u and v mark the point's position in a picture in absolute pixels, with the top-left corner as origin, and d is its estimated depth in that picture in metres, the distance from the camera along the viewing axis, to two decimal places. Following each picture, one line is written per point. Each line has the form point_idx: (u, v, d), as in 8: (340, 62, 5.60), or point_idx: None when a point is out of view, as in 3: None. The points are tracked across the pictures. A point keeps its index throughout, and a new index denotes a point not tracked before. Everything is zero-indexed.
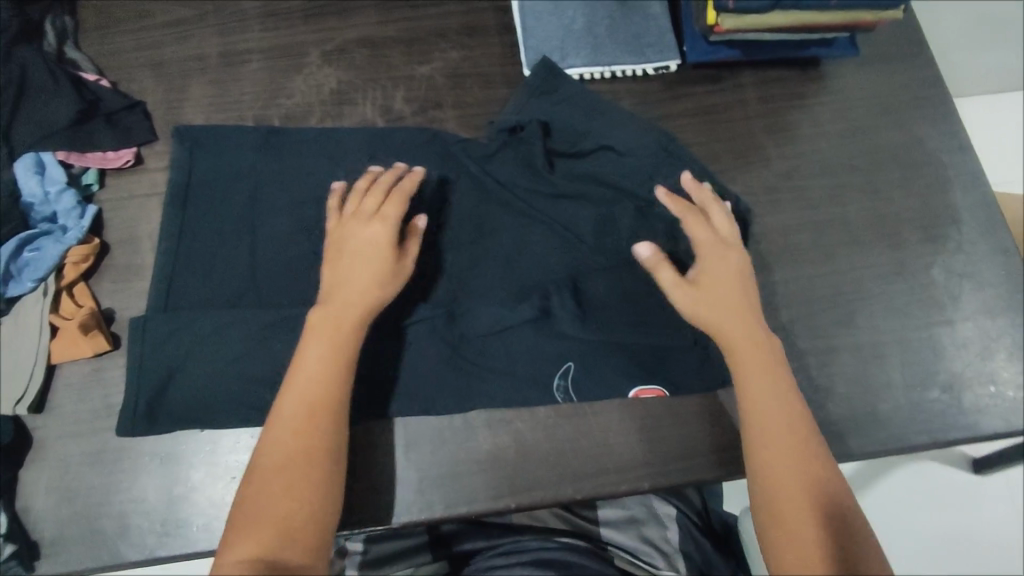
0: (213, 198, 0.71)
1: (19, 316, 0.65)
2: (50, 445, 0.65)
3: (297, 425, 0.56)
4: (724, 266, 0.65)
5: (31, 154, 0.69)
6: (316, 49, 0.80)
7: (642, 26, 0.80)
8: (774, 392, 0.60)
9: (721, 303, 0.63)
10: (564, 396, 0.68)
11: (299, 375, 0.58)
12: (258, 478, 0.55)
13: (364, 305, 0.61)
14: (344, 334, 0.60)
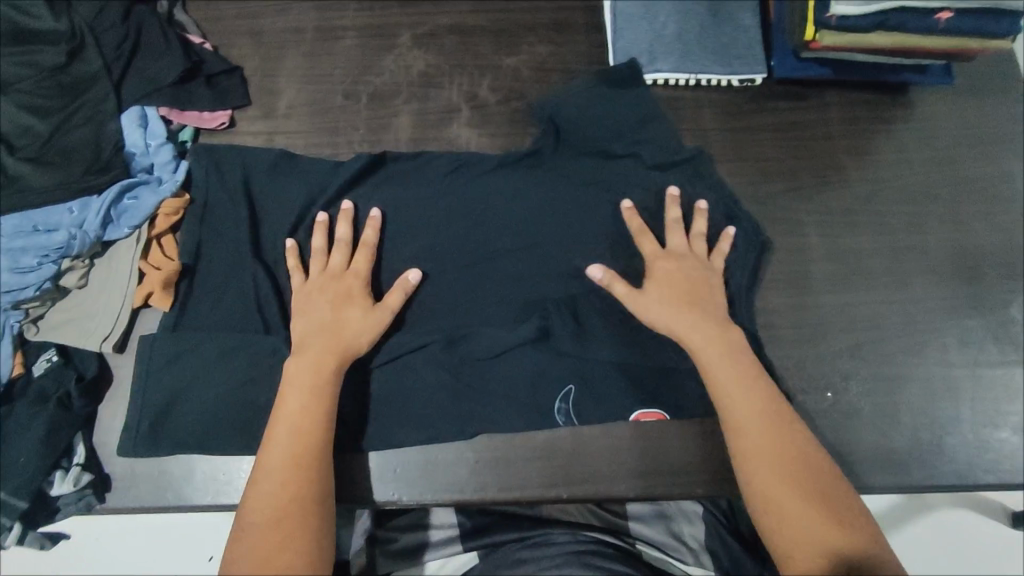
0: (304, 170, 0.74)
1: (113, 260, 0.68)
2: (129, 385, 0.68)
3: (294, 459, 0.57)
4: (677, 284, 0.67)
5: (137, 107, 0.73)
6: (408, 31, 0.82)
7: (732, 36, 0.80)
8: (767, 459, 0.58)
9: (719, 368, 0.63)
10: (566, 419, 0.68)
11: (281, 421, 0.59)
12: (253, 527, 0.54)
13: (342, 347, 0.64)
14: (327, 371, 0.62)
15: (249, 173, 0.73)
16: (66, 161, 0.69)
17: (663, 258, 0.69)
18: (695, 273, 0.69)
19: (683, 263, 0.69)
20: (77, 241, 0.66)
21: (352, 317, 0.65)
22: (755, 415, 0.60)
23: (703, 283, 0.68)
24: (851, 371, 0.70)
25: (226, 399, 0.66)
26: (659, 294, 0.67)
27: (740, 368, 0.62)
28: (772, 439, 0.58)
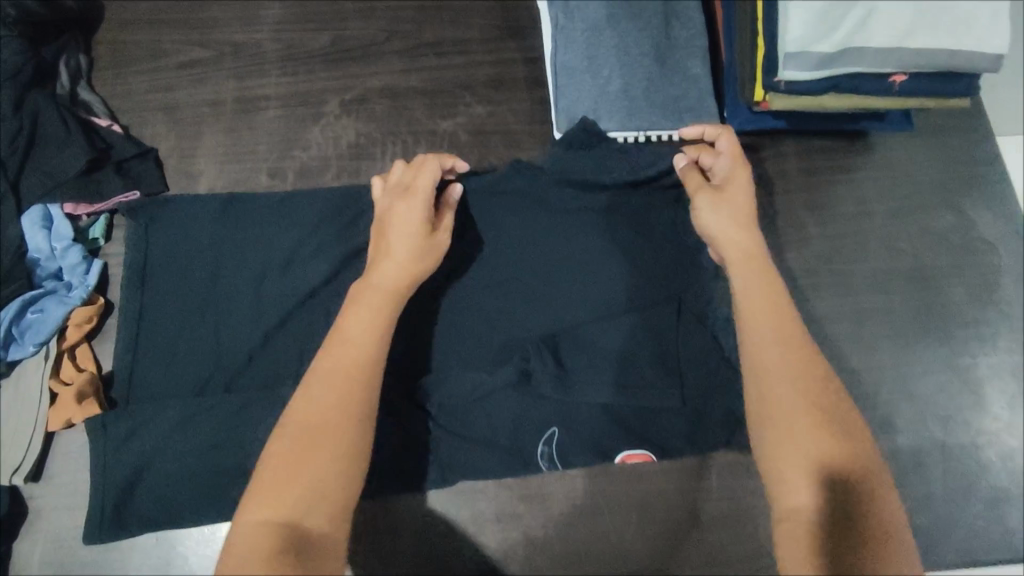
0: (229, 246, 0.69)
1: (20, 382, 0.63)
2: (45, 516, 0.62)
3: (335, 379, 0.50)
4: (740, 199, 0.60)
5: (39, 207, 0.67)
6: (335, 98, 0.77)
7: (681, 87, 0.75)
8: (792, 373, 0.49)
9: (752, 277, 0.55)
10: (549, 465, 0.64)
11: (344, 336, 0.52)
12: (293, 430, 0.47)
13: (413, 271, 0.58)
14: (390, 302, 0.55)
15: (174, 247, 0.69)
16: None
17: (732, 159, 0.62)
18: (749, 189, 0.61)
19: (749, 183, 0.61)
20: None
21: (415, 237, 0.59)
22: (779, 343, 0.51)
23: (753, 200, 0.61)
24: None
25: (154, 510, 0.62)
26: (730, 187, 0.61)
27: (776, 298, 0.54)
28: (794, 377, 0.50)
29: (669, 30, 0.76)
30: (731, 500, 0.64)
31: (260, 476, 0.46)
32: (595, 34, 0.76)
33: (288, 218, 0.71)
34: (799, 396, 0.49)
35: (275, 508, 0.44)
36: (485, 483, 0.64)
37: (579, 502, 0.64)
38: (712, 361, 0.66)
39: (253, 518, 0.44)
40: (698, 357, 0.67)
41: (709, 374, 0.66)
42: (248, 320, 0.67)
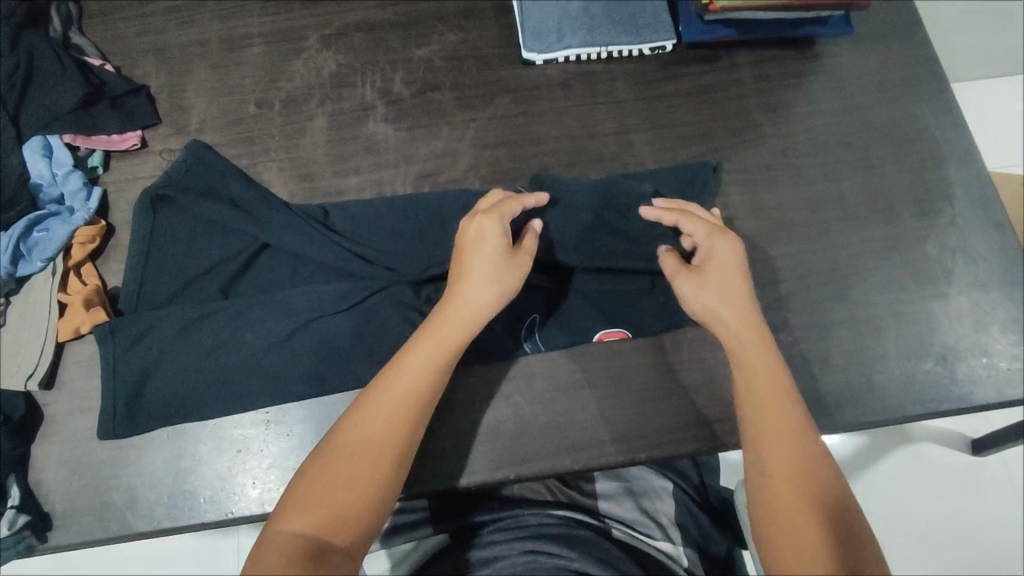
0: (238, 175, 0.72)
1: (30, 296, 0.67)
2: (60, 419, 0.66)
3: (391, 411, 0.55)
4: (725, 271, 0.62)
5: (39, 138, 0.71)
6: (315, 33, 0.81)
7: (637, 6, 0.81)
8: (787, 428, 0.56)
9: (743, 338, 0.60)
10: (533, 347, 0.69)
11: (403, 369, 0.56)
12: (335, 453, 0.53)
13: (482, 309, 0.59)
14: (448, 353, 0.58)
15: (184, 178, 0.71)
16: None
17: (716, 231, 0.64)
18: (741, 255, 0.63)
19: (735, 251, 0.63)
20: None
21: (483, 282, 0.60)
22: (779, 403, 0.57)
23: (744, 267, 0.63)
24: (781, 322, 0.72)
25: (165, 404, 0.65)
26: (707, 276, 0.62)
27: (763, 333, 0.61)
28: (786, 412, 0.57)
29: None
30: (702, 369, 0.69)
31: (294, 488, 0.52)
32: None
33: None
34: (791, 427, 0.56)
35: (303, 521, 0.50)
36: (473, 367, 0.69)
37: (561, 379, 0.69)
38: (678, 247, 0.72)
39: (289, 527, 0.49)
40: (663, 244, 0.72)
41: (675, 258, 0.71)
42: (239, 233, 0.70)
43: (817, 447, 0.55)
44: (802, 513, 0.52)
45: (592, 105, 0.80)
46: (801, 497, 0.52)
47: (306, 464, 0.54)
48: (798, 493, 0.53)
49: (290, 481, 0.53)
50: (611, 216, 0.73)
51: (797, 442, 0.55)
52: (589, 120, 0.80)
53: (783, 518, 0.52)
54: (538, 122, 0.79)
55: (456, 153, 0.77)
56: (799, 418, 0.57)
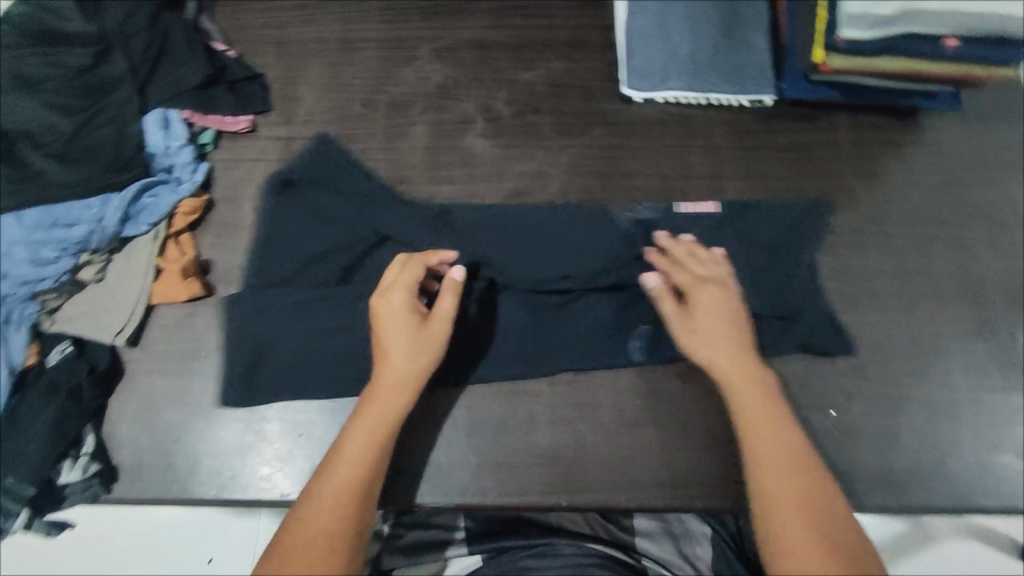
0: (363, 168, 0.77)
1: (130, 256, 0.70)
2: (140, 377, 0.69)
3: (343, 488, 0.56)
4: (718, 317, 0.65)
5: (159, 111, 0.74)
6: (427, 45, 0.85)
7: (744, 58, 0.82)
8: (790, 474, 0.56)
9: (747, 386, 0.61)
10: (645, 355, 0.70)
11: (347, 447, 0.58)
12: (297, 530, 0.54)
13: (410, 377, 0.61)
14: (389, 422, 0.60)
15: (317, 164, 0.76)
16: (89, 158, 0.70)
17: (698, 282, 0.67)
18: (732, 304, 0.67)
19: (721, 304, 0.66)
20: (96, 235, 0.68)
21: (406, 348, 0.61)
22: (783, 449, 0.58)
23: (732, 313, 0.66)
24: (857, 391, 0.70)
25: (242, 378, 0.67)
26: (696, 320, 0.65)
27: (753, 364, 0.63)
28: (781, 437, 0.58)
29: (736, 6, 0.83)
30: None
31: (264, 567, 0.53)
32: (668, 5, 0.83)
33: None
34: (795, 469, 0.57)
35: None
36: (540, 388, 0.69)
37: (625, 413, 0.68)
38: (756, 301, 0.73)
39: None
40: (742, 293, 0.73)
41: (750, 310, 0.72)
42: (365, 224, 0.73)
43: (816, 470, 0.57)
44: (808, 535, 0.53)
45: (687, 147, 0.81)
46: (798, 520, 0.54)
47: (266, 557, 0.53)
48: (801, 516, 0.54)
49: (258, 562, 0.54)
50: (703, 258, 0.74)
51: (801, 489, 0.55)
52: (682, 162, 0.80)
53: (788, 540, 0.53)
54: (631, 158, 0.80)
55: (548, 177, 0.79)
56: (798, 441, 0.58)
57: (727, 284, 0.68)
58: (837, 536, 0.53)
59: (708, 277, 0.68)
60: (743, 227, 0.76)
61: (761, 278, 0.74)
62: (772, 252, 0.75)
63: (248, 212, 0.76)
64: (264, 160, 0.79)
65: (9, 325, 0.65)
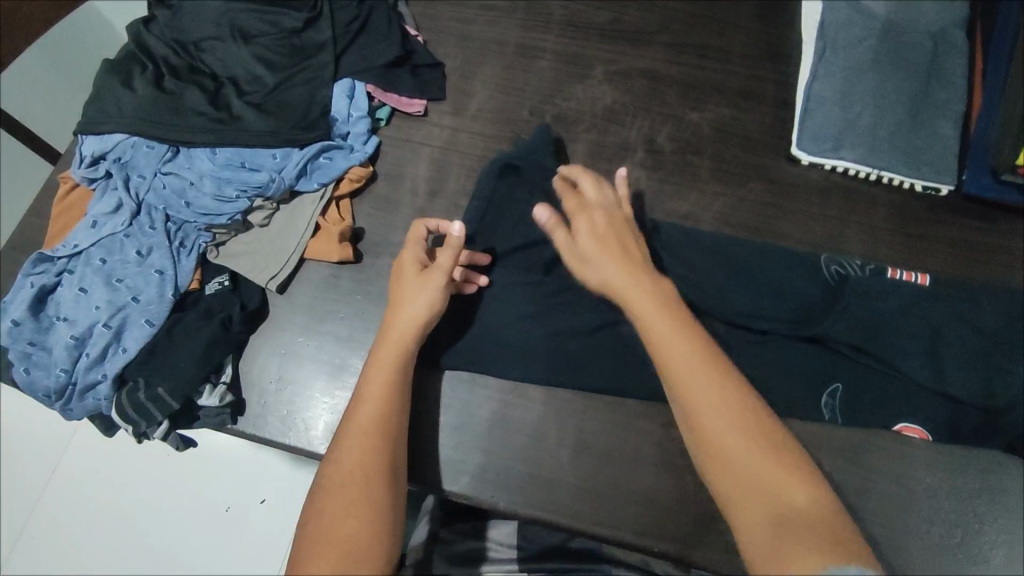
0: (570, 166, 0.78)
1: (295, 209, 0.75)
2: (280, 323, 0.73)
3: (366, 434, 0.57)
4: (605, 235, 0.62)
5: (348, 81, 0.80)
6: (602, 66, 0.86)
7: (927, 142, 0.78)
8: (721, 415, 0.53)
9: (643, 308, 0.58)
10: (831, 415, 0.68)
11: (365, 394, 0.59)
12: (327, 494, 0.54)
13: (419, 322, 0.63)
14: (403, 363, 0.61)
15: (523, 157, 0.78)
16: (281, 113, 0.76)
17: (578, 205, 0.65)
18: (611, 216, 0.65)
19: (588, 224, 0.63)
20: (274, 185, 0.73)
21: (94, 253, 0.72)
22: (708, 385, 0.53)
23: (612, 228, 0.63)
24: (989, 515, 0.65)
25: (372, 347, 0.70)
26: (583, 247, 0.62)
27: (647, 282, 0.60)
28: (683, 338, 0.56)
29: (929, 87, 0.80)
30: (884, 528, 0.65)
31: (301, 543, 0.52)
32: (855, 74, 0.81)
33: (544, 150, 0.79)
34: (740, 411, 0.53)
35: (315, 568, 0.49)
36: (652, 427, 0.69)
37: None
38: (895, 397, 0.68)
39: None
40: (883, 385, 0.69)
41: (886, 404, 0.68)
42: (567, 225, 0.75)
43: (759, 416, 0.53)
44: (757, 453, 0.51)
45: (845, 220, 0.78)
46: (743, 437, 0.52)
47: (304, 515, 0.54)
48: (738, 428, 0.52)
49: (294, 539, 0.53)
50: (895, 339, 0.69)
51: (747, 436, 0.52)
52: (838, 234, 0.78)
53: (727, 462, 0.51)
54: (786, 219, 0.78)
55: (698, 220, 0.78)
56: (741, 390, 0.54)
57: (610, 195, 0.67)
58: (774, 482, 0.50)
59: (598, 199, 0.66)
60: (935, 314, 0.70)
61: (949, 372, 0.68)
62: (972, 349, 0.69)
63: (406, 192, 0.79)
64: (429, 146, 0.82)
65: (183, 250, 0.71)
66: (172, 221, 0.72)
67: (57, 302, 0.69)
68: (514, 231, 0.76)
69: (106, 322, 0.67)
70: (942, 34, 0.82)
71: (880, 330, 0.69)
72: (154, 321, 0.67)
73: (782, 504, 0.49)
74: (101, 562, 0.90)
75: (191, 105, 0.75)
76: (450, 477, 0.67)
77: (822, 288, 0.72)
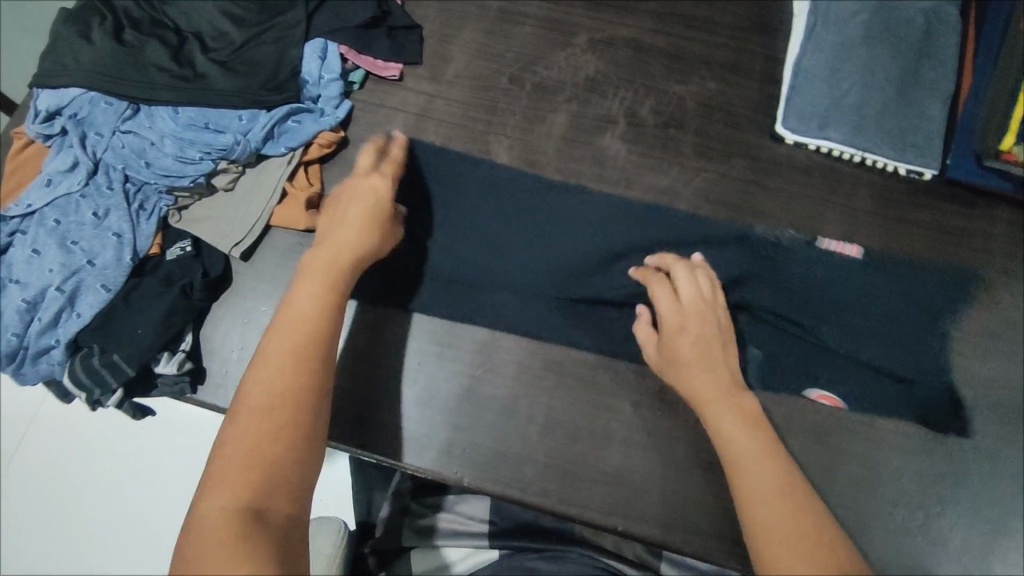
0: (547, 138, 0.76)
1: (261, 174, 0.72)
2: (244, 293, 0.71)
3: (292, 354, 0.53)
4: (699, 351, 0.61)
5: (320, 40, 0.76)
6: (586, 34, 0.83)
7: (913, 123, 0.77)
8: (752, 443, 0.55)
9: (704, 379, 0.60)
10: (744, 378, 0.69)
11: (296, 312, 0.56)
12: (249, 415, 0.50)
13: (356, 246, 0.60)
14: (336, 285, 0.58)
15: None
16: (249, 72, 0.73)
17: (676, 305, 0.64)
18: (705, 326, 0.62)
19: (692, 322, 0.62)
20: (239, 147, 0.70)
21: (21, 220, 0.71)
22: (739, 422, 0.57)
23: (712, 324, 0.63)
24: (951, 500, 0.66)
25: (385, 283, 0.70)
26: (676, 346, 0.62)
27: (715, 364, 0.61)
28: (746, 428, 0.57)
29: (919, 66, 0.78)
30: (846, 511, 0.65)
31: (213, 460, 0.48)
32: (845, 50, 0.79)
33: None
34: (763, 442, 0.56)
35: (230, 495, 0.46)
36: (621, 407, 0.68)
37: (701, 456, 0.66)
38: (818, 365, 0.70)
39: (222, 502, 0.46)
40: (807, 353, 0.70)
41: (842, 386, 0.68)
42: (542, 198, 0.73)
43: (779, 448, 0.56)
44: (800, 524, 0.50)
45: (826, 201, 0.77)
46: (786, 513, 0.50)
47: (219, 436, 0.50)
48: (784, 507, 0.51)
49: (207, 460, 0.49)
50: (822, 310, 0.70)
51: (771, 459, 0.54)
52: (818, 215, 0.76)
53: (770, 539, 0.49)
54: (766, 199, 0.77)
55: (676, 197, 0.76)
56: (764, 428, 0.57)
57: (706, 302, 0.64)
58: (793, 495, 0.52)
59: (691, 301, 0.64)
60: None
61: (870, 344, 0.70)
62: (897, 322, 0.70)
63: None
64: (403, 112, 0.79)
65: (142, 213, 0.69)
66: (131, 182, 0.69)
67: (9, 263, 0.66)
68: (448, 186, 0.75)
69: (60, 286, 0.64)
70: (935, 11, 0.79)
71: (801, 300, 0.71)
72: (111, 287, 0.65)
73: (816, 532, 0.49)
74: (71, 532, 0.89)
75: (152, 60, 0.71)
76: (415, 452, 0.66)
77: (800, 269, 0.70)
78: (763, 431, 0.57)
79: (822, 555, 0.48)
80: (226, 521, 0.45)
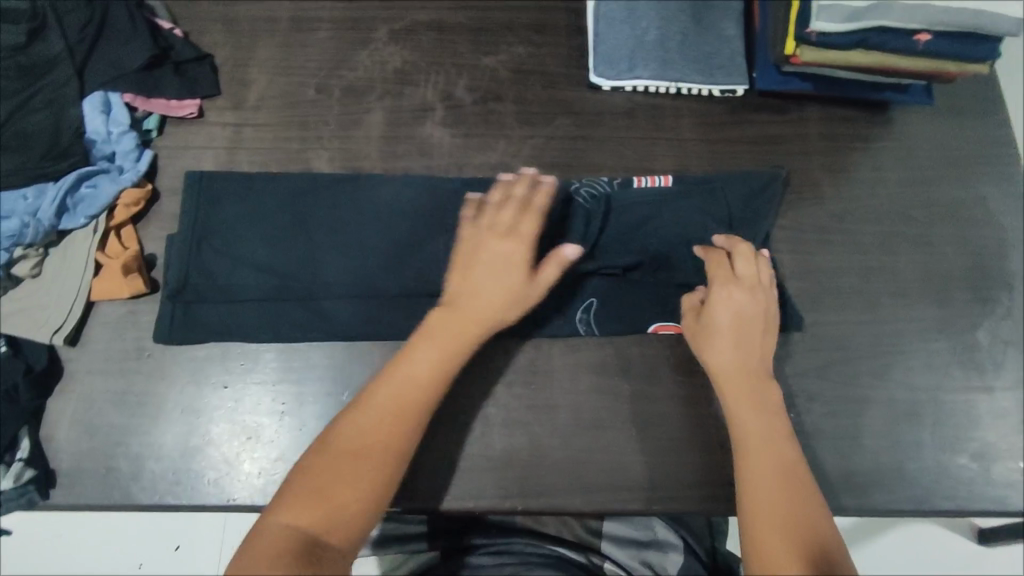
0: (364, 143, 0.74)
1: (67, 251, 0.67)
2: (79, 378, 0.66)
3: (395, 403, 0.56)
4: (744, 330, 0.62)
5: (99, 93, 0.70)
6: (384, 26, 0.80)
7: (714, 46, 0.79)
8: (766, 437, 0.58)
9: (743, 354, 0.62)
10: (586, 328, 0.69)
11: (410, 359, 0.58)
12: (331, 450, 0.53)
13: (466, 301, 0.61)
14: (451, 342, 0.59)
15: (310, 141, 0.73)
16: (23, 146, 0.67)
17: (731, 280, 0.64)
18: (750, 309, 0.63)
19: (741, 294, 0.63)
20: (30, 230, 0.65)
21: None
22: (757, 415, 0.59)
23: (762, 304, 0.63)
24: (817, 393, 0.69)
25: (207, 328, 0.66)
26: (715, 316, 0.63)
27: (755, 346, 0.62)
28: (762, 420, 0.59)
29: None
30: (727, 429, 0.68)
31: (289, 483, 0.52)
32: None
33: None
34: (776, 437, 0.58)
35: (294, 516, 0.50)
36: (496, 390, 0.68)
37: (582, 416, 0.67)
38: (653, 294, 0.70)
39: (280, 521, 0.49)
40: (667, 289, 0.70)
41: None
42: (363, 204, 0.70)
43: (791, 446, 0.58)
44: (793, 517, 0.53)
45: (652, 140, 0.78)
46: (785, 505, 0.53)
47: (305, 461, 0.54)
48: (784, 495, 0.54)
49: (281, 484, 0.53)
50: (642, 242, 0.71)
51: (778, 451, 0.57)
52: (648, 154, 0.78)
53: (762, 525, 0.53)
54: (596, 150, 0.78)
55: (510, 170, 0.76)
56: (780, 421, 0.59)
57: (757, 288, 0.64)
58: (792, 489, 0.54)
59: (746, 282, 0.64)
60: (738, 213, 0.72)
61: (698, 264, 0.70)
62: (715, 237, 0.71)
63: None
64: (213, 148, 0.75)
65: None
66: None
67: None
68: (237, 203, 0.69)
69: None
70: None
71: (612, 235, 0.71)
72: None
73: (807, 524, 0.52)
74: None
75: None
76: None
77: (636, 213, 0.71)
78: (776, 422, 0.59)
79: (802, 541, 0.51)
80: (280, 539, 0.48)
